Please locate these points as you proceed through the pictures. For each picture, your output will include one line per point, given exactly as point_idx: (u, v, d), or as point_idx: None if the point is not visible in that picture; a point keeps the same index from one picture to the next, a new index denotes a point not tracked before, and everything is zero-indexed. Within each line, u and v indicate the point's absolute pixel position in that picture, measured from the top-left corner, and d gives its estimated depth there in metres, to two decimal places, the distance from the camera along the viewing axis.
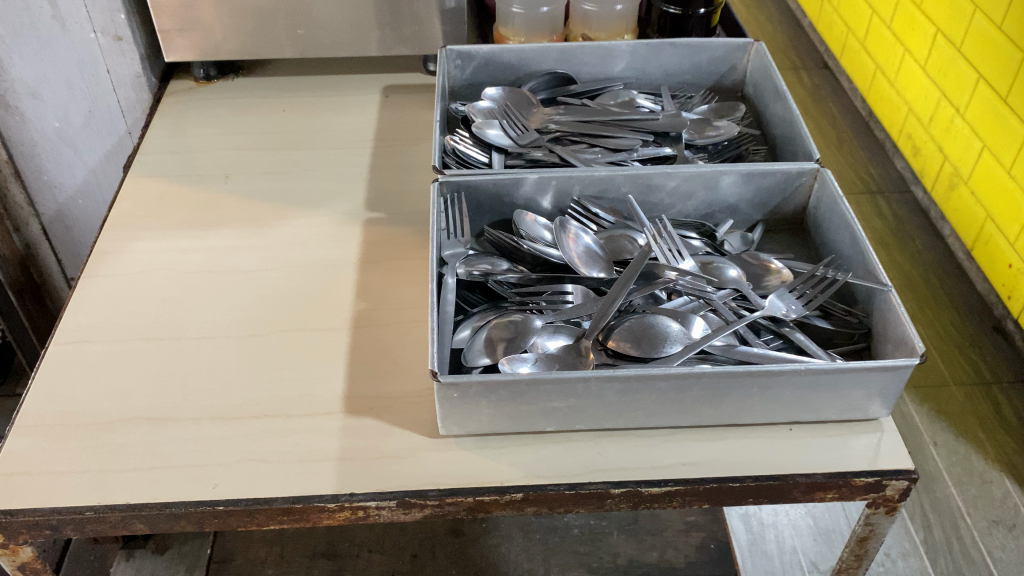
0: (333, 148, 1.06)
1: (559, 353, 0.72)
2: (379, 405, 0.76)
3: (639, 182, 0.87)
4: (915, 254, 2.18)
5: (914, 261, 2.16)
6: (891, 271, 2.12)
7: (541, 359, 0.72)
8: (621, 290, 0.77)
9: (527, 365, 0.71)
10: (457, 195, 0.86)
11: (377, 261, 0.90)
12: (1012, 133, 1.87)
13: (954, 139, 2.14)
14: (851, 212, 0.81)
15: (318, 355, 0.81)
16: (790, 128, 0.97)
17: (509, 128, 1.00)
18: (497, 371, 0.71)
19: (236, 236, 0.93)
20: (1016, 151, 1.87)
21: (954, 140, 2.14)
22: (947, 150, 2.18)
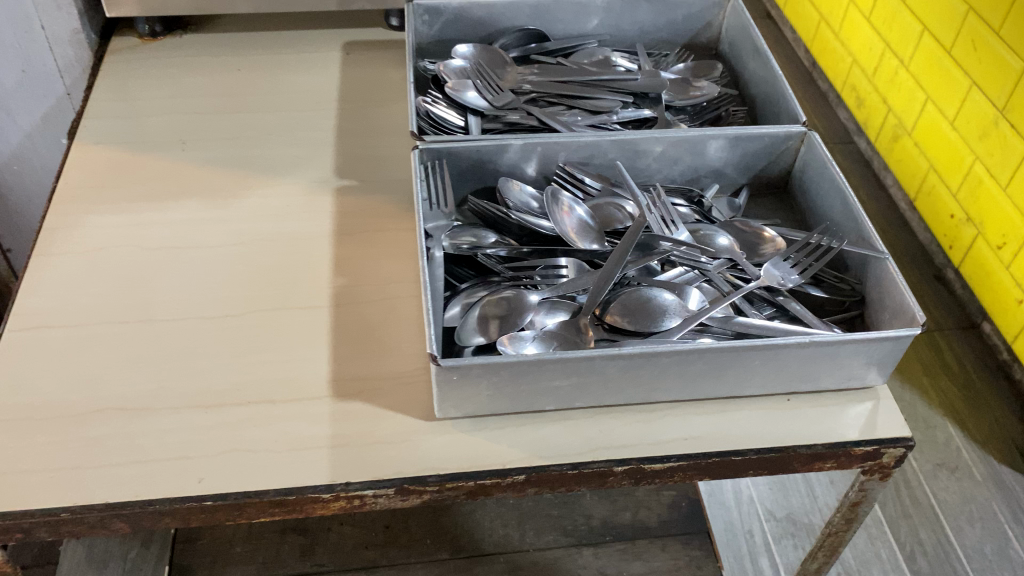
0: (294, 111, 1.00)
1: (558, 331, 0.71)
2: (368, 386, 0.73)
3: (626, 148, 0.85)
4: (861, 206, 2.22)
5: None
6: None
7: (540, 337, 0.70)
8: (618, 261, 0.75)
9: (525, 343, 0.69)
10: (438, 163, 0.83)
11: (353, 233, 0.86)
12: (956, 85, 1.89)
13: (898, 90, 2.15)
14: (842, 178, 0.80)
15: (299, 336, 0.76)
16: (771, 87, 0.95)
17: (484, 90, 0.97)
18: (498, 352, 0.69)
19: (199, 207, 0.88)
20: (959, 102, 1.89)
21: (897, 91, 2.16)
22: (890, 101, 2.20)
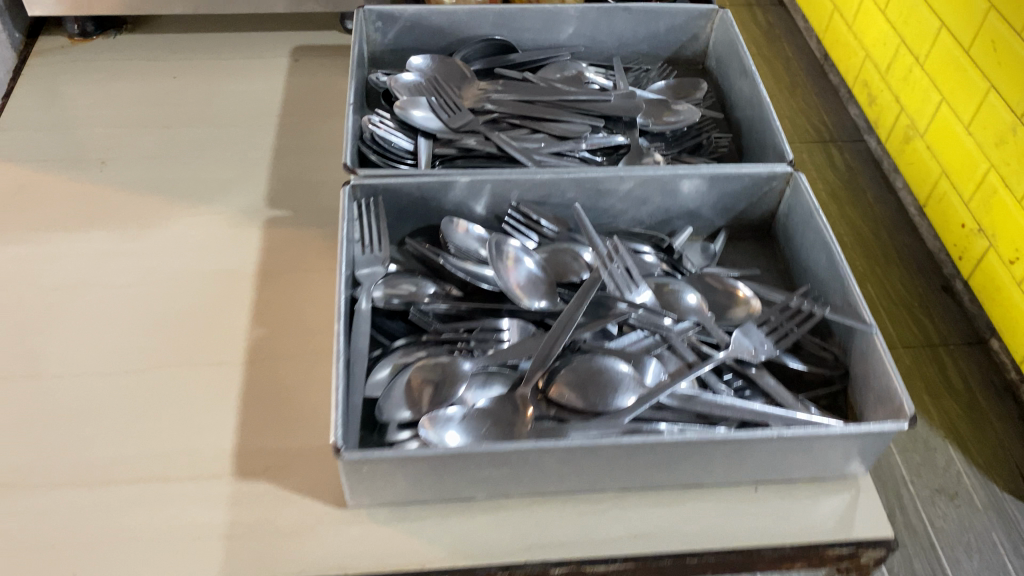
0: (230, 126, 0.91)
1: (493, 408, 0.62)
2: (277, 463, 0.64)
3: (587, 187, 0.75)
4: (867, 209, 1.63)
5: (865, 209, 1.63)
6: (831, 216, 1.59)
7: (470, 417, 0.61)
8: (565, 327, 0.66)
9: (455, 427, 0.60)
10: (373, 200, 0.74)
11: (279, 273, 0.77)
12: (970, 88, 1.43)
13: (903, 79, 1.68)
14: (829, 230, 0.70)
15: (206, 397, 0.67)
16: (757, 114, 0.85)
17: (439, 109, 0.87)
18: (417, 435, 0.59)
19: (111, 238, 0.78)
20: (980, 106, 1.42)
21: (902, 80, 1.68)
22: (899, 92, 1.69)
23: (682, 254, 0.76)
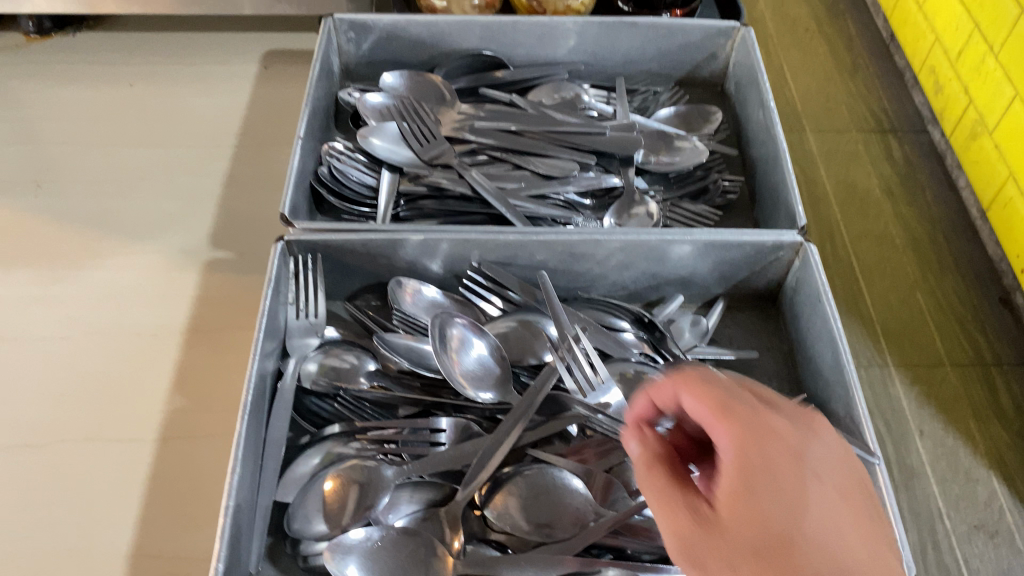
0: (183, 145, 0.82)
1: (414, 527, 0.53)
2: (175, 571, 0.56)
3: (560, 251, 0.65)
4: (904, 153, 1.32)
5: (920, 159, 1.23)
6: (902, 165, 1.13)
7: (384, 547, 0.51)
8: (511, 430, 0.57)
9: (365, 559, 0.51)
10: (312, 258, 0.64)
11: (211, 330, 0.68)
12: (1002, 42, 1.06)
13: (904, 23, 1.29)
14: (837, 321, 0.59)
15: (108, 482, 0.60)
16: (771, 157, 0.73)
17: (410, 137, 0.76)
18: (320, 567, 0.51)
19: (33, 279, 0.71)
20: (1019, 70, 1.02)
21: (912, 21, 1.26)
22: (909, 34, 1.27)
23: (665, 333, 0.64)
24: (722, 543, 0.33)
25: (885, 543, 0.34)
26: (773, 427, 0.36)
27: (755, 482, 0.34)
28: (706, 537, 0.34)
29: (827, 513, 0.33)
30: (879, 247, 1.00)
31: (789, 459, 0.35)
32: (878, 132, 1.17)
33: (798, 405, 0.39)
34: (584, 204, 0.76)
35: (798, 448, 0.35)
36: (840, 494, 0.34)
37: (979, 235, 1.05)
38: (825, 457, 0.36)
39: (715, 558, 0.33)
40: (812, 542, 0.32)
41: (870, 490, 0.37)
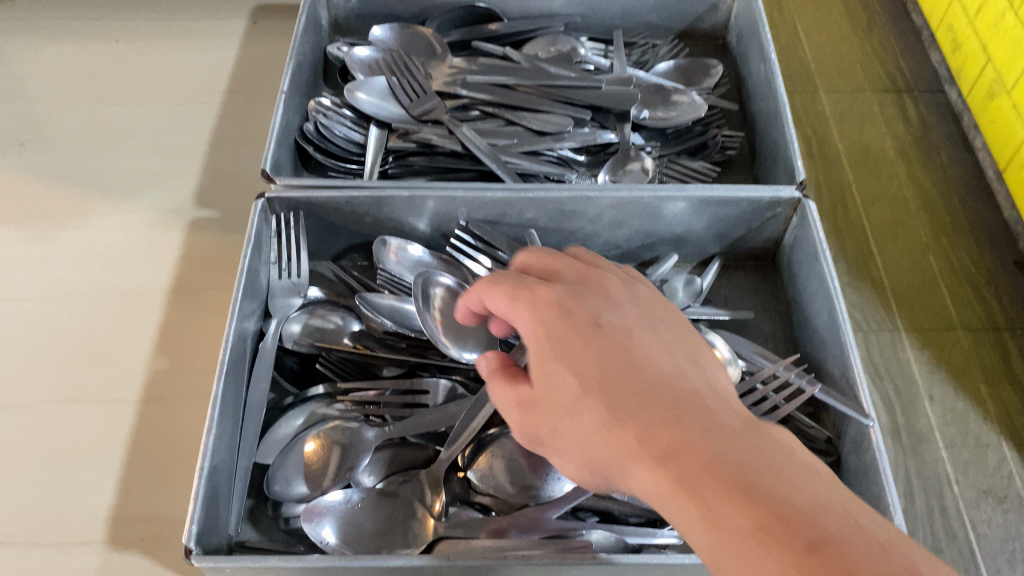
0: (169, 102, 0.80)
1: (393, 489, 0.52)
2: (155, 533, 0.55)
3: (549, 208, 0.63)
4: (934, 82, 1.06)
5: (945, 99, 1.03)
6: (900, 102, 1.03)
7: (357, 509, 0.51)
8: None
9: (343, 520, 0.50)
10: (295, 215, 0.63)
11: (194, 290, 0.67)
12: None
13: None
14: (835, 279, 0.57)
15: (88, 443, 0.59)
16: (771, 111, 0.71)
17: (400, 92, 0.74)
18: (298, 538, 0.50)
19: (15, 239, 0.70)
20: None
21: None
22: None
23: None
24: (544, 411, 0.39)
25: (681, 352, 0.39)
26: (557, 290, 0.42)
27: (548, 342, 0.40)
28: (531, 410, 0.40)
29: (613, 342, 0.39)
30: (890, 210, 0.90)
31: (575, 314, 0.40)
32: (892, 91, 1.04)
33: (592, 269, 0.45)
34: (579, 161, 0.73)
35: (584, 303, 0.41)
36: (631, 327, 0.40)
37: (994, 197, 0.93)
38: (610, 306, 0.42)
39: (543, 415, 0.40)
40: (602, 367, 0.38)
41: (664, 319, 0.42)
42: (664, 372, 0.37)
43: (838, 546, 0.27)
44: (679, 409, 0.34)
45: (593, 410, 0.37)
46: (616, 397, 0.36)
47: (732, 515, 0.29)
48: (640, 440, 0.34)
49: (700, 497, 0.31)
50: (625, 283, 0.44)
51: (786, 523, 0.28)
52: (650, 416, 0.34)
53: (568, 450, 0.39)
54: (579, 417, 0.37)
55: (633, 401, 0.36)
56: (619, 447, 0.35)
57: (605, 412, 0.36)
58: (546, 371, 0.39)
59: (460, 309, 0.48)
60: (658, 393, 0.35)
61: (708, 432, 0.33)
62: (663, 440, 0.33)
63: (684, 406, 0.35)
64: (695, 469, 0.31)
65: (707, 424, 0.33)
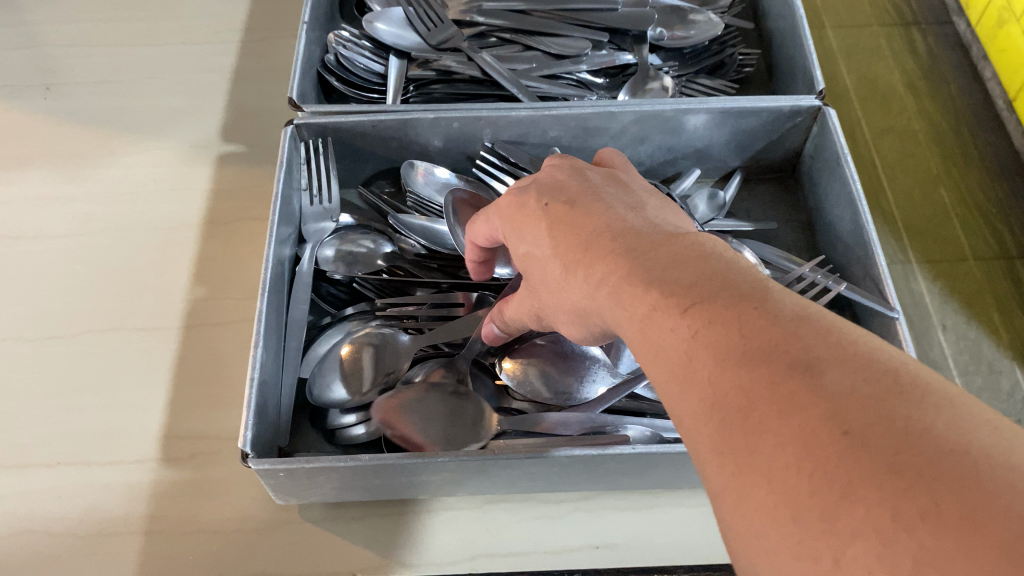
0: (188, 43, 0.81)
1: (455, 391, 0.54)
2: (204, 449, 0.57)
3: (572, 126, 0.64)
4: (946, 10, 1.03)
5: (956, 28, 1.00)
6: (911, 32, 1.00)
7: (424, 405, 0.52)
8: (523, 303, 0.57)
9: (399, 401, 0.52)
10: (322, 141, 0.64)
11: (226, 223, 0.69)
12: None
13: None
14: (858, 183, 0.58)
15: (134, 366, 0.60)
16: (787, 26, 0.72)
17: (417, 20, 0.74)
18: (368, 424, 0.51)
19: (48, 180, 0.71)
20: None
21: None
22: None
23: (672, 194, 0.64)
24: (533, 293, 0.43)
25: (633, 206, 0.40)
26: (520, 190, 0.44)
27: (517, 236, 0.43)
28: (529, 302, 0.44)
29: (564, 205, 0.41)
30: (899, 143, 0.89)
31: (535, 198, 0.42)
32: (900, 22, 1.01)
33: (560, 164, 0.46)
34: (597, 84, 0.75)
35: (545, 187, 0.43)
36: (584, 194, 0.42)
37: (1005, 127, 0.90)
38: (568, 181, 0.44)
39: (536, 298, 0.43)
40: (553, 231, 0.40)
41: (631, 190, 0.43)
42: (607, 217, 0.38)
43: (704, 292, 0.29)
44: (605, 240, 0.37)
45: (551, 268, 0.40)
46: (563, 248, 0.39)
47: (634, 301, 0.32)
48: (583, 273, 0.37)
49: (617, 298, 0.33)
50: (583, 170, 0.45)
51: (667, 291, 0.30)
52: (582, 254, 0.37)
53: (559, 316, 0.41)
54: (548, 279, 0.40)
55: (571, 247, 0.38)
56: (573, 287, 0.38)
57: (557, 263, 0.39)
58: (524, 256, 0.42)
59: (471, 266, 0.54)
60: (598, 231, 0.38)
61: (624, 248, 0.35)
62: (592, 269, 0.36)
63: (610, 236, 0.37)
64: (615, 276, 0.34)
65: (624, 244, 0.35)
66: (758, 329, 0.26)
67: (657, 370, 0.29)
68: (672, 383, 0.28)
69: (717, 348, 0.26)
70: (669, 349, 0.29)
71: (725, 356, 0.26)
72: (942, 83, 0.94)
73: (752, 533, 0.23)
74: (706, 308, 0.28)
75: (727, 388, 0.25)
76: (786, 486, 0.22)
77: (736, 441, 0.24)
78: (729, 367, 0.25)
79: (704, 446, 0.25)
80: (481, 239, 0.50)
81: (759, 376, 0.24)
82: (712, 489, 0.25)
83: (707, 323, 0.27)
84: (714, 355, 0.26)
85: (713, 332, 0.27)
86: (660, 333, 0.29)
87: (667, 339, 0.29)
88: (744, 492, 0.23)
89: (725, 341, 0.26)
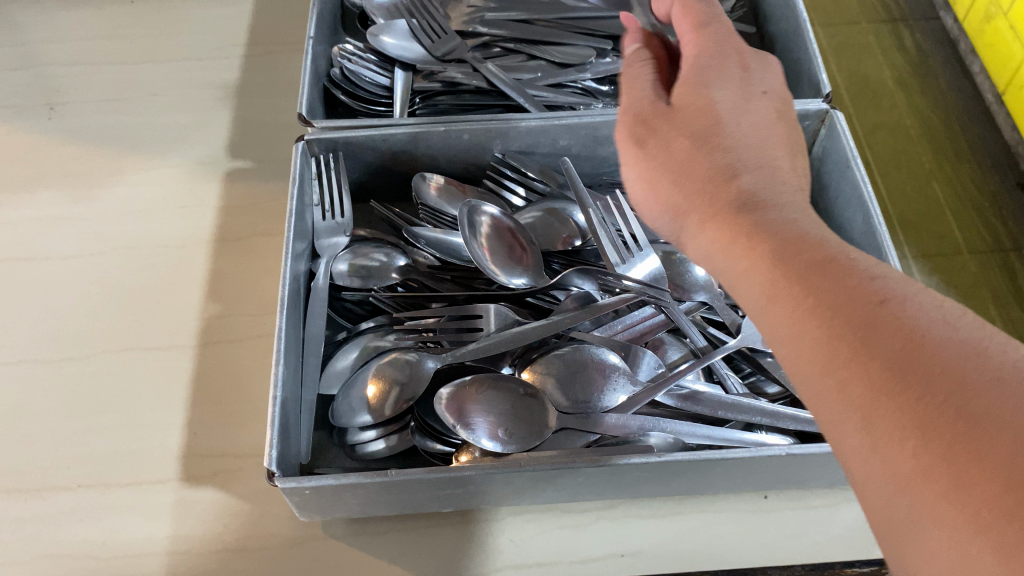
0: (191, 59, 0.81)
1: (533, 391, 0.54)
2: (226, 467, 0.56)
3: (582, 135, 0.64)
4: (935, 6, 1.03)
5: (946, 24, 1.01)
6: (902, 29, 1.01)
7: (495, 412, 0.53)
8: (537, 329, 0.57)
9: (471, 406, 0.53)
10: (333, 156, 0.64)
11: (237, 239, 0.69)
12: None
13: None
14: (868, 185, 0.59)
15: (151, 385, 0.60)
16: (790, 31, 0.72)
17: (420, 33, 0.74)
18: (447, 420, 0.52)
19: (55, 200, 0.71)
20: None
21: None
22: None
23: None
24: (661, 117, 0.45)
25: (782, 162, 0.42)
26: (739, 49, 0.47)
27: (700, 76, 0.45)
28: (635, 116, 0.46)
29: (745, 109, 0.44)
30: (892, 137, 0.89)
31: (732, 82, 0.46)
32: (888, 21, 1.02)
33: (771, 63, 0.49)
34: (603, 91, 0.75)
35: (748, 69, 0.47)
36: (757, 126, 0.44)
37: (995, 121, 0.90)
38: (759, 78, 0.47)
39: (653, 126, 0.45)
40: (722, 127, 0.43)
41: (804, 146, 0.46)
42: (767, 170, 0.41)
43: (891, 283, 0.31)
44: (760, 202, 0.39)
45: (699, 146, 0.42)
46: (721, 164, 0.41)
47: (802, 268, 0.33)
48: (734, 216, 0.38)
49: (765, 262, 0.35)
50: (778, 85, 0.48)
51: (850, 267, 0.32)
52: (740, 169, 0.41)
53: (656, 157, 0.44)
54: (694, 147, 0.43)
55: (731, 161, 0.41)
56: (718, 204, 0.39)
57: (710, 169, 0.41)
58: (682, 103, 0.45)
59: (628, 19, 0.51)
60: (751, 189, 0.39)
61: (781, 220, 0.37)
62: (745, 219, 0.37)
63: (770, 185, 0.40)
64: (778, 237, 0.36)
65: (787, 215, 0.37)
66: (959, 330, 0.28)
67: (817, 329, 0.31)
68: (849, 347, 0.29)
69: (917, 333, 0.28)
70: (851, 317, 0.30)
71: (927, 339, 0.28)
72: (931, 79, 0.95)
73: (962, 505, 0.24)
74: (898, 296, 0.30)
75: (932, 367, 0.27)
76: (1011, 462, 0.24)
77: (946, 416, 0.26)
78: (932, 351, 0.27)
79: (893, 416, 0.27)
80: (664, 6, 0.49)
81: (973, 367, 0.26)
82: (897, 460, 0.26)
83: (903, 307, 0.30)
84: (918, 342, 0.28)
85: (910, 316, 0.29)
86: (841, 297, 0.31)
87: (853, 308, 0.30)
88: (952, 462, 0.25)
89: (924, 329, 0.28)
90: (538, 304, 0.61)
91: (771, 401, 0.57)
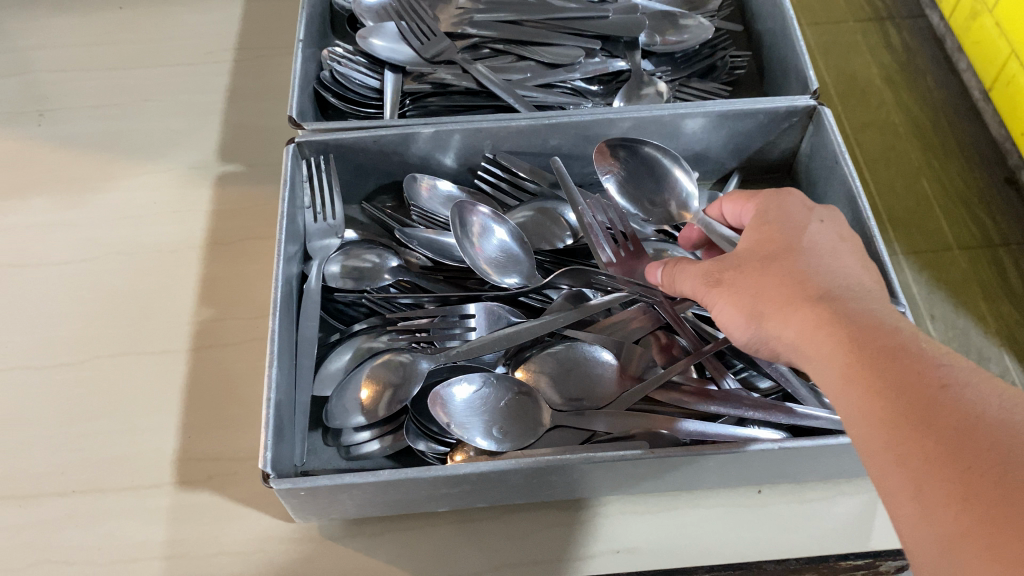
0: (181, 65, 0.81)
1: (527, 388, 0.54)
2: (221, 471, 0.56)
3: (572, 133, 0.64)
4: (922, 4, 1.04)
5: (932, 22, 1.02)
6: (888, 28, 1.01)
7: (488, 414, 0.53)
8: (532, 329, 0.57)
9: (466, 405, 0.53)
10: (324, 158, 0.64)
11: (230, 243, 0.69)
12: None
13: None
14: (856, 180, 0.59)
15: (145, 390, 0.60)
16: (776, 28, 0.73)
17: (410, 36, 0.75)
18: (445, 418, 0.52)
19: (47, 207, 0.71)
20: None
21: None
22: None
23: None
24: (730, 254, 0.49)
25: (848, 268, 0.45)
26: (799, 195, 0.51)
27: (764, 219, 0.50)
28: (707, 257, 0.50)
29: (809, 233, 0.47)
30: (881, 136, 0.90)
31: (792, 215, 0.49)
32: (874, 19, 1.03)
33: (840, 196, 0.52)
34: (592, 91, 0.76)
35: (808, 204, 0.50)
36: (829, 237, 0.47)
37: (982, 116, 0.91)
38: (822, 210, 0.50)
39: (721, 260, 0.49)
40: (790, 250, 0.46)
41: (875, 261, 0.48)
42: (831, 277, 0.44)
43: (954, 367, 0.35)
44: (826, 297, 0.42)
45: (764, 265, 0.46)
46: (794, 272, 0.44)
47: (874, 353, 0.37)
48: (800, 308, 0.42)
49: (837, 350, 0.39)
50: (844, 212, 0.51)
51: (914, 355, 0.36)
52: (803, 281, 0.44)
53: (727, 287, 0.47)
54: (760, 266, 0.46)
55: (795, 274, 0.44)
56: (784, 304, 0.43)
57: (784, 278, 0.44)
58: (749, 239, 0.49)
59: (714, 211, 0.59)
60: (817, 287, 0.43)
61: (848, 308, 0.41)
62: (807, 312, 0.41)
63: (838, 286, 0.43)
64: (843, 323, 0.39)
65: (865, 306, 0.41)
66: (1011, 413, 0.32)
67: (881, 412, 0.35)
68: (908, 422, 0.34)
69: (970, 415, 0.32)
70: (914, 403, 0.34)
71: (977, 420, 0.32)
72: (918, 76, 0.96)
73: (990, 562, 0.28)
74: (958, 381, 0.34)
75: (980, 444, 0.31)
76: None
77: (986, 488, 0.30)
78: (980, 430, 0.31)
79: (942, 483, 0.31)
80: (719, 204, 0.59)
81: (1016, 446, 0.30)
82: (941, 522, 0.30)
83: (960, 391, 0.34)
84: (972, 425, 0.32)
85: (965, 399, 0.33)
86: (906, 380, 0.35)
87: (915, 394, 0.34)
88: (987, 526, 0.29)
89: (977, 411, 0.32)
90: (530, 303, 0.61)
91: (763, 396, 0.57)
